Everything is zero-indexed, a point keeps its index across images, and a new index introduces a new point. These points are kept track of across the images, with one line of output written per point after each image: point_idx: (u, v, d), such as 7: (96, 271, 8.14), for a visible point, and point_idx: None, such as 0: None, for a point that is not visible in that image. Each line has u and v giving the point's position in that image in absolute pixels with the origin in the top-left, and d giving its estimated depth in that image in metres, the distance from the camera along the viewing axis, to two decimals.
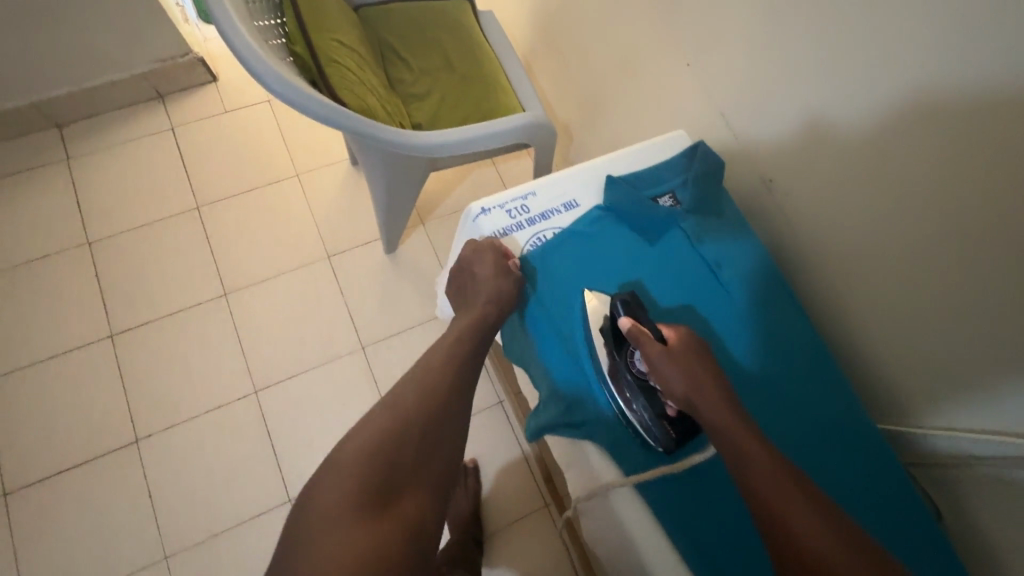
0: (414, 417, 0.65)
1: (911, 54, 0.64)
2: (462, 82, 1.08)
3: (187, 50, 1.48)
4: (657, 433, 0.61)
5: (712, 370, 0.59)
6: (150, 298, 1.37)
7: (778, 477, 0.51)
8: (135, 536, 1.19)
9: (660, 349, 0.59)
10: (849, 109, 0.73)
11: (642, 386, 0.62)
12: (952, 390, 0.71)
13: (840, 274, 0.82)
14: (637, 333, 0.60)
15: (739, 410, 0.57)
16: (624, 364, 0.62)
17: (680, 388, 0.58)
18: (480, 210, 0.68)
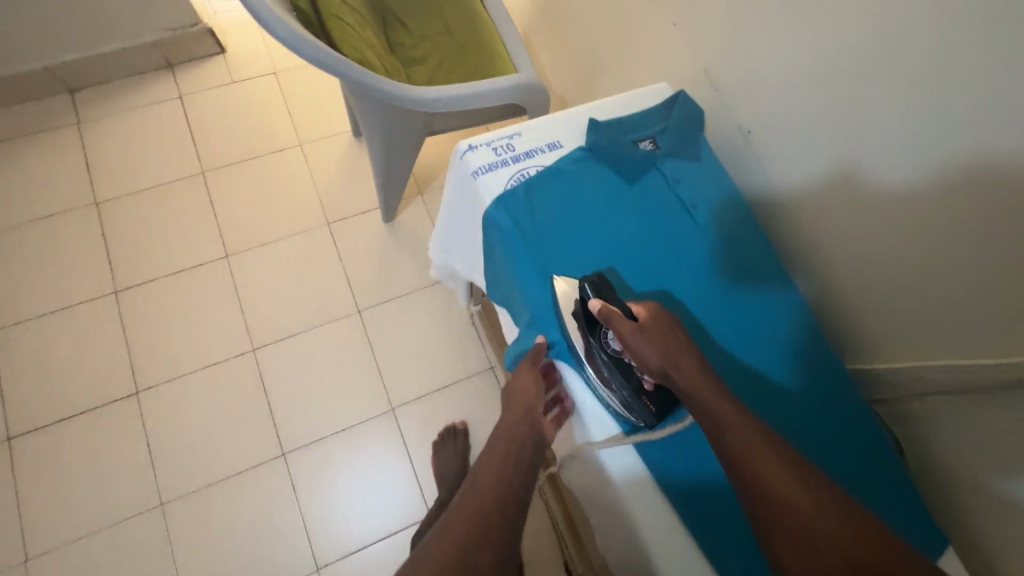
0: (471, 521, 0.56)
1: (949, 91, 0.62)
2: (462, 48, 1.12)
3: (197, 21, 1.53)
4: (638, 409, 0.61)
5: (684, 342, 0.60)
6: (153, 257, 1.41)
7: (750, 437, 0.52)
8: (132, 482, 1.23)
9: (632, 328, 0.59)
10: (892, 148, 0.69)
11: (618, 364, 0.62)
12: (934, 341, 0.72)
13: (815, 225, 0.83)
14: (608, 314, 0.60)
15: (712, 377, 0.58)
16: (599, 345, 0.62)
17: (656, 362, 0.58)
18: (467, 147, 0.72)
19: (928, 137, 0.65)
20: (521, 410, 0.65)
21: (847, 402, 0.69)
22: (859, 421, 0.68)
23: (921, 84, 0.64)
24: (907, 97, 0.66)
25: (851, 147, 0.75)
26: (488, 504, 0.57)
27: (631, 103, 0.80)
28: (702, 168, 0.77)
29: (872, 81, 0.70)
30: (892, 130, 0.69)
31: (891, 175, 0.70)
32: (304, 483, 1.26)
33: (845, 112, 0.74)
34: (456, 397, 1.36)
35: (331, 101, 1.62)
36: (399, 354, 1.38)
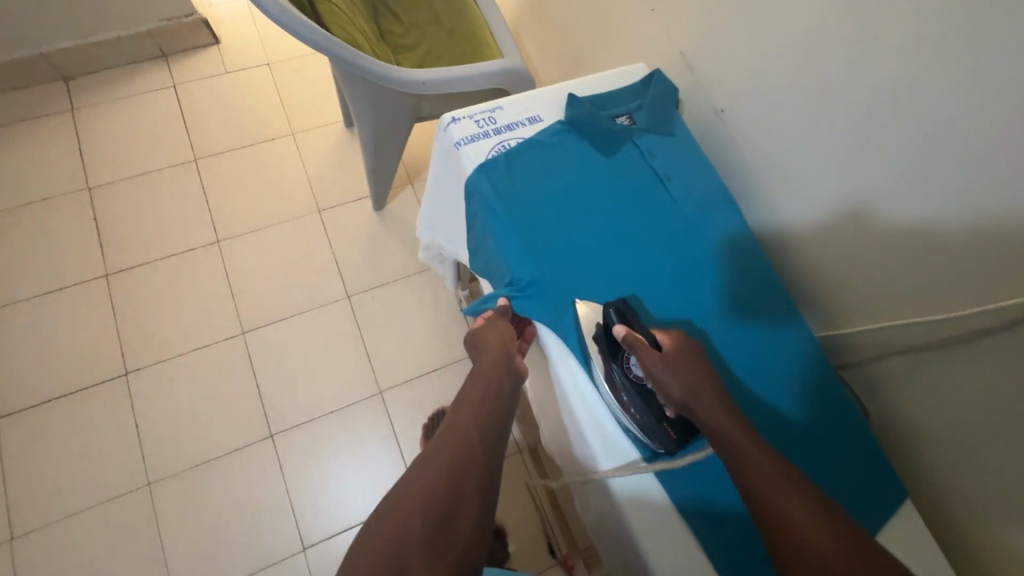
0: (449, 441, 0.61)
1: (925, 89, 0.62)
2: (450, 35, 1.15)
3: (191, 11, 1.55)
4: (659, 435, 0.63)
5: (705, 371, 0.63)
6: (144, 241, 1.43)
7: (764, 467, 0.54)
8: (119, 462, 1.24)
9: (656, 357, 0.62)
10: (879, 151, 0.69)
11: (638, 389, 0.64)
12: (895, 312, 0.73)
13: (783, 204, 0.84)
14: (632, 341, 0.62)
15: (733, 411, 0.60)
16: (620, 371, 0.64)
17: (677, 392, 0.61)
18: (451, 119, 0.75)
19: (912, 142, 0.65)
20: (492, 361, 0.68)
21: (841, 416, 0.70)
22: (851, 433, 0.69)
23: (906, 87, 0.64)
24: (889, 100, 0.66)
25: (832, 149, 0.75)
26: (469, 435, 0.62)
27: (609, 82, 0.83)
28: (676, 143, 0.80)
29: (852, 80, 0.70)
30: (873, 132, 0.69)
31: (873, 174, 0.71)
32: (292, 466, 1.27)
33: (821, 104, 0.75)
34: (444, 381, 1.38)
35: (323, 92, 1.65)
36: (387, 339, 1.40)
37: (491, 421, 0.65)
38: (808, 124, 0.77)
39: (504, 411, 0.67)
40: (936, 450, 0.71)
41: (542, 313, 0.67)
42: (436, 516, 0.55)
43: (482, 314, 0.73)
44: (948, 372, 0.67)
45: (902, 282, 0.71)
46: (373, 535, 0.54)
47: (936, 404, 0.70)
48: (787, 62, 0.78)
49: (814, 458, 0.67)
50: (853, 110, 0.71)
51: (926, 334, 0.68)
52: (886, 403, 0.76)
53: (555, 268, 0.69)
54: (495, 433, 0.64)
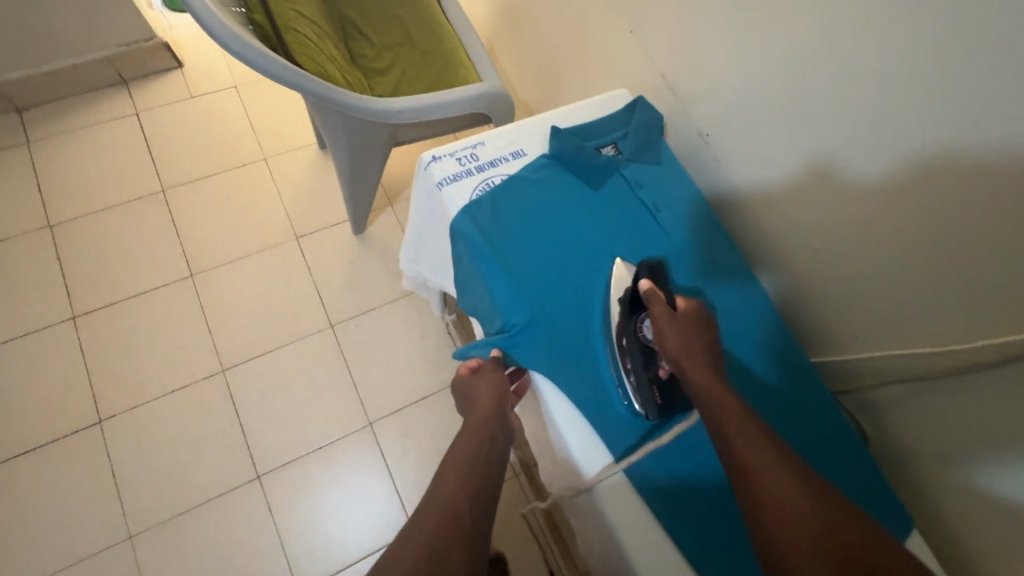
0: (440, 487, 0.58)
1: (907, 112, 0.61)
2: (423, 55, 1.11)
3: (151, 35, 1.49)
4: (645, 395, 0.62)
5: (709, 343, 0.61)
6: (113, 279, 1.37)
7: (744, 425, 0.53)
8: (97, 515, 1.18)
9: (667, 312, 0.61)
10: (875, 175, 0.67)
11: (643, 350, 0.63)
12: (891, 339, 0.72)
13: (775, 224, 0.83)
14: (650, 295, 0.62)
15: (730, 384, 0.58)
16: (631, 327, 0.63)
17: (675, 348, 0.59)
18: (431, 157, 0.72)
19: (914, 180, 0.63)
20: (486, 415, 0.65)
21: (812, 392, 0.71)
22: (828, 416, 0.69)
23: (905, 124, 0.62)
24: (890, 134, 0.64)
25: (827, 180, 0.73)
26: (459, 477, 0.59)
27: (592, 111, 0.81)
28: (663, 171, 0.78)
29: (845, 111, 0.68)
30: (871, 165, 0.67)
31: (861, 194, 0.70)
32: (281, 506, 1.23)
33: (813, 132, 0.73)
34: (435, 408, 1.34)
35: (294, 114, 1.59)
36: (375, 368, 1.36)
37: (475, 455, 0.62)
38: (801, 152, 0.75)
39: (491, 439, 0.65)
40: (937, 471, 0.70)
41: (525, 360, 0.65)
42: (428, 555, 0.51)
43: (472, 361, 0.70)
44: (951, 404, 0.67)
45: (901, 307, 0.70)
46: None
47: (940, 428, 0.69)
48: (775, 87, 0.76)
49: None
50: (849, 141, 0.69)
51: (926, 366, 0.68)
52: (885, 425, 0.76)
53: (545, 306, 0.66)
54: (486, 473, 0.61)
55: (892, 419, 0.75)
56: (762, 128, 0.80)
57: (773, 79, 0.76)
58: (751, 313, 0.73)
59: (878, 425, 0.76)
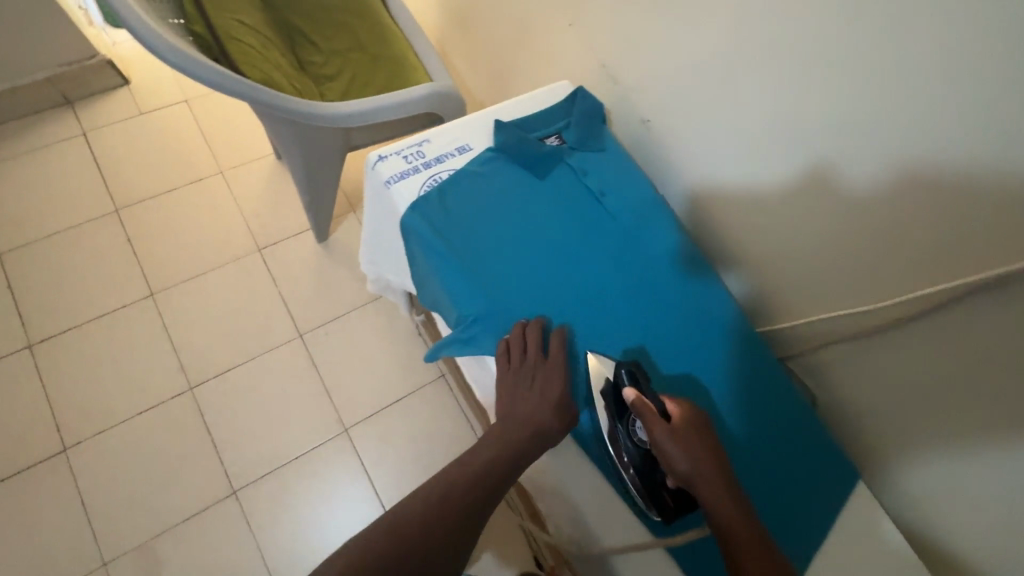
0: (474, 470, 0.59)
1: (859, 96, 0.63)
2: (372, 60, 1.12)
3: (94, 53, 1.46)
4: (655, 501, 0.61)
5: (712, 450, 0.58)
6: (70, 304, 1.34)
7: (758, 557, 0.52)
8: (69, 545, 1.15)
9: (663, 428, 0.58)
10: (845, 163, 0.68)
11: (642, 456, 0.61)
12: (830, 304, 0.77)
13: (720, 203, 0.87)
14: (641, 409, 0.58)
15: (738, 501, 0.56)
16: (625, 433, 0.61)
17: (681, 467, 0.57)
18: (377, 157, 0.73)
19: (904, 186, 0.62)
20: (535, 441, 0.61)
21: (752, 357, 0.74)
22: (764, 380, 0.73)
23: (894, 126, 0.61)
24: (864, 123, 0.64)
25: (810, 178, 0.73)
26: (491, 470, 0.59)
27: (535, 103, 0.83)
28: (609, 158, 0.80)
29: (824, 109, 0.67)
30: (869, 173, 0.66)
31: (849, 177, 0.68)
32: (262, 521, 1.22)
33: (804, 133, 0.71)
34: (411, 408, 1.35)
35: (248, 124, 1.58)
36: (347, 375, 1.36)
37: (489, 460, 0.60)
38: (784, 158, 0.75)
39: (522, 460, 0.60)
40: (887, 424, 0.75)
41: (480, 350, 0.67)
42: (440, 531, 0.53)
43: (546, 374, 0.64)
44: (899, 354, 0.70)
45: (845, 274, 0.74)
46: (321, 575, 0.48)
47: (885, 384, 0.73)
48: (715, 71, 0.79)
49: (773, 459, 0.69)
50: (847, 144, 0.67)
51: (858, 325, 0.73)
52: (832, 385, 0.80)
53: (500, 299, 0.68)
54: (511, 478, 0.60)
55: (840, 380, 0.79)
56: (731, 127, 0.80)
57: (713, 66, 0.78)
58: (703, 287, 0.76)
59: (834, 387, 0.80)
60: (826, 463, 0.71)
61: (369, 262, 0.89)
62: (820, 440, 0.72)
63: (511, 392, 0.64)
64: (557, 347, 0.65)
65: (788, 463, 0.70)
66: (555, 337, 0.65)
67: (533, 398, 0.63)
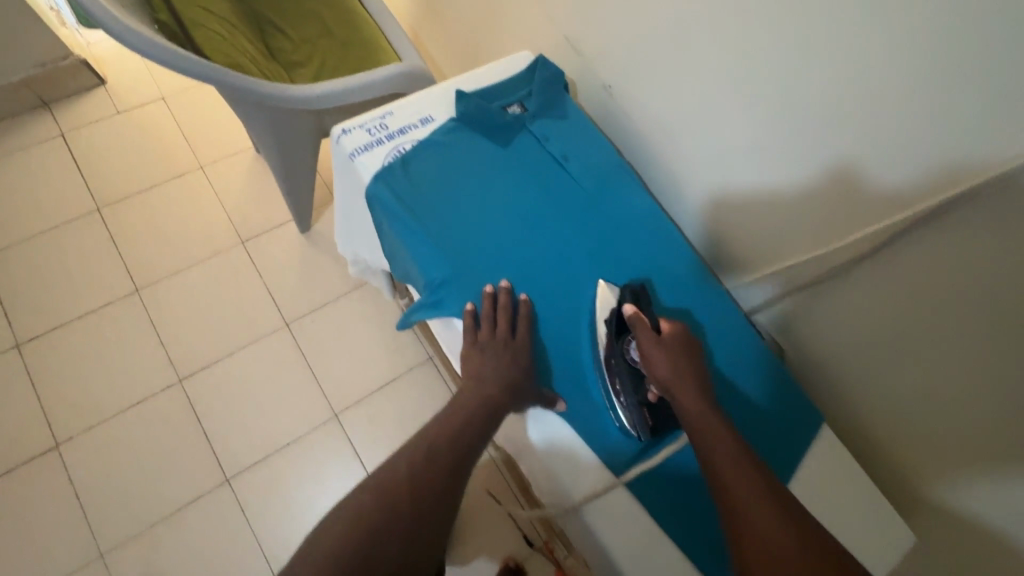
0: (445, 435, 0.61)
1: (903, 85, 0.58)
2: (342, 44, 1.13)
3: (68, 54, 1.46)
4: (636, 419, 0.63)
5: (697, 367, 0.62)
6: (56, 303, 1.35)
7: (729, 450, 0.53)
8: (66, 537, 1.17)
9: (651, 337, 0.62)
10: (881, 163, 0.63)
11: (631, 373, 0.64)
12: (791, 254, 0.80)
13: (683, 166, 0.89)
14: (635, 321, 0.63)
15: (715, 408, 0.58)
16: (619, 351, 0.65)
17: (661, 374, 0.60)
18: (341, 131, 0.74)
19: (901, 160, 0.61)
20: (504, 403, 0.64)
21: (715, 310, 0.76)
22: (727, 332, 0.75)
23: (889, 102, 0.59)
24: (900, 117, 0.59)
25: (800, 150, 0.71)
26: (463, 433, 0.62)
27: (497, 73, 0.83)
28: (571, 125, 0.81)
29: (861, 99, 0.62)
30: (905, 174, 0.62)
31: (880, 169, 0.64)
32: (256, 506, 1.24)
33: (840, 126, 0.66)
34: (400, 391, 1.37)
35: (226, 119, 1.58)
36: (334, 361, 1.37)
37: (461, 428, 0.62)
38: (780, 139, 0.73)
39: (493, 427, 0.63)
40: (853, 368, 0.77)
41: (447, 313, 0.69)
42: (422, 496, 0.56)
43: (513, 343, 0.66)
44: (860, 296, 0.72)
45: (821, 232, 0.75)
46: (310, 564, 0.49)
47: (849, 329, 0.76)
48: (673, 34, 0.79)
49: (741, 403, 0.71)
50: (868, 136, 0.63)
51: (816, 269, 0.76)
52: (797, 331, 0.84)
53: (466, 265, 0.69)
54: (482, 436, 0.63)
55: (808, 329, 0.82)
56: (718, 105, 0.78)
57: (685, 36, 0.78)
58: (672, 250, 0.78)
59: (804, 336, 0.83)
60: (796, 414, 0.73)
61: (343, 235, 0.89)
62: (787, 392, 0.74)
63: (479, 361, 0.66)
64: (523, 330, 0.67)
65: (758, 408, 0.72)
66: (521, 318, 0.68)
67: (501, 364, 0.65)
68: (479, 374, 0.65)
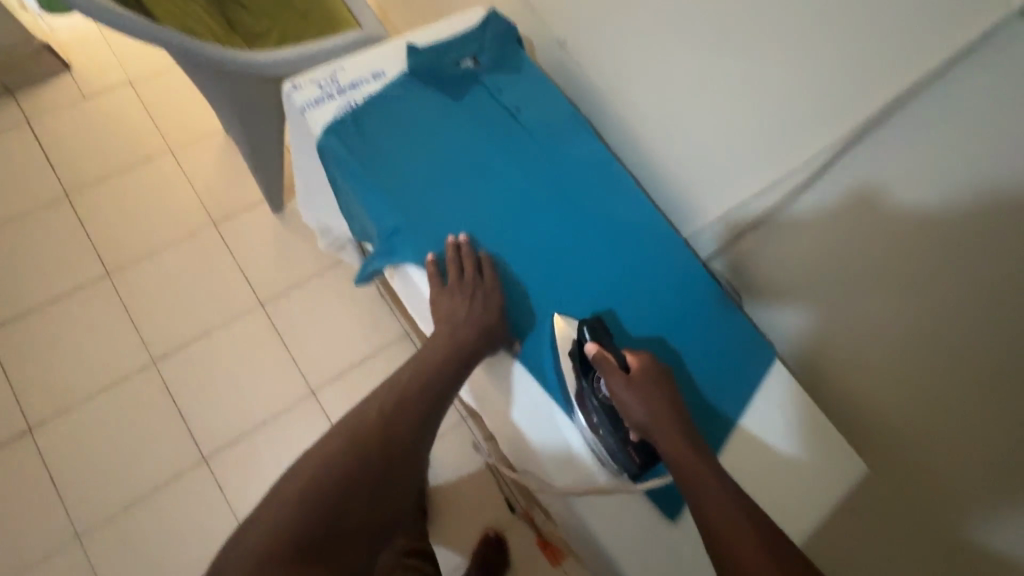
0: (414, 392, 0.62)
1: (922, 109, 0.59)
2: (302, 16, 1.12)
3: (29, 39, 1.44)
4: (622, 458, 0.64)
5: (671, 402, 0.61)
6: (27, 288, 1.34)
7: (717, 491, 0.53)
8: (41, 520, 1.16)
9: (621, 379, 0.61)
10: (903, 184, 0.63)
11: (607, 411, 0.63)
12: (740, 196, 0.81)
13: (639, 118, 0.90)
14: (600, 361, 0.63)
15: (696, 445, 0.58)
16: (590, 389, 0.64)
17: (637, 416, 0.60)
18: (292, 86, 0.74)
19: (878, 130, 0.64)
20: (473, 342, 0.66)
21: (667, 251, 0.77)
22: (679, 272, 0.76)
23: (826, 20, 0.63)
24: (917, 140, 0.60)
25: (751, 85, 0.73)
26: (431, 382, 0.63)
27: (449, 28, 0.83)
28: (524, 78, 0.82)
29: (883, 123, 0.63)
30: (925, 196, 0.61)
31: (898, 191, 0.64)
32: (234, 484, 1.24)
33: (858, 152, 0.66)
34: (378, 367, 1.37)
35: (195, 102, 1.57)
36: (310, 339, 1.37)
37: (431, 377, 0.63)
38: (774, 122, 0.73)
39: (463, 367, 0.65)
40: (801, 302, 0.80)
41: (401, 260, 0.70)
42: (390, 445, 0.56)
43: (483, 284, 0.68)
44: (808, 225, 0.75)
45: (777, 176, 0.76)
46: (285, 501, 0.48)
47: (801, 258, 0.78)
48: None
49: (691, 339, 0.74)
50: (889, 159, 0.64)
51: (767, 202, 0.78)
52: (750, 271, 0.86)
53: (418, 215, 0.70)
54: (447, 387, 0.64)
55: (762, 266, 0.84)
56: (676, 51, 0.80)
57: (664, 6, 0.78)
58: (626, 197, 0.79)
59: (758, 274, 0.85)
60: (746, 348, 0.75)
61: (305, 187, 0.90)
62: (736, 327, 0.76)
63: (449, 301, 0.67)
64: (490, 272, 0.69)
65: (708, 343, 0.75)
66: (487, 262, 0.69)
67: (470, 304, 0.66)
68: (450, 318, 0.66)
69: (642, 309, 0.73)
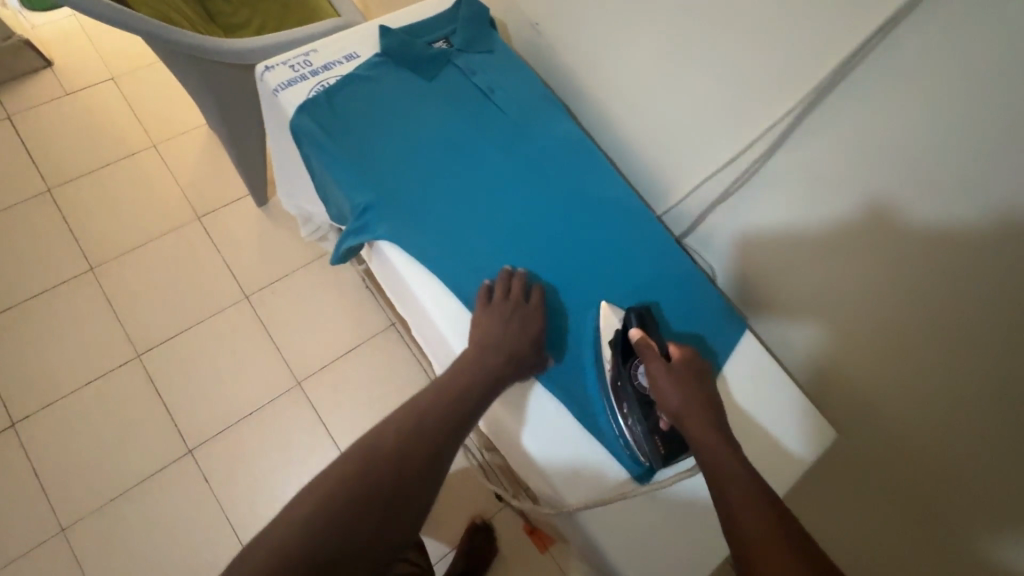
0: (433, 414, 0.59)
1: (926, 106, 0.56)
2: (281, 7, 1.13)
3: (9, 34, 1.44)
4: (648, 447, 0.64)
5: (704, 394, 0.63)
6: (8, 284, 1.33)
7: (745, 485, 0.52)
8: (24, 514, 1.16)
9: (661, 365, 0.63)
10: (917, 192, 0.60)
11: (640, 399, 0.65)
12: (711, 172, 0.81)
13: (613, 100, 0.91)
14: (643, 347, 0.64)
15: (726, 437, 0.58)
16: (627, 375, 0.65)
17: (672, 403, 0.61)
18: (265, 68, 0.76)
19: (878, 125, 0.61)
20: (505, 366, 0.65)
21: (641, 228, 0.78)
22: (652, 248, 0.77)
23: None
24: (922, 143, 0.58)
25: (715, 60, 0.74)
26: (457, 404, 0.61)
27: (422, 12, 0.85)
28: (496, 60, 0.82)
29: (892, 129, 0.60)
30: (937, 205, 0.59)
31: (906, 196, 0.62)
32: (220, 476, 1.24)
33: (865, 161, 0.64)
34: (364, 358, 1.38)
35: (178, 97, 1.57)
36: (296, 332, 1.37)
37: (453, 401, 0.61)
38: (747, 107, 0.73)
39: (492, 392, 0.64)
40: (772, 275, 0.82)
41: (373, 235, 0.70)
42: (405, 467, 0.53)
43: (526, 310, 0.68)
44: (787, 206, 0.75)
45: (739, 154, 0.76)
46: (290, 526, 0.45)
47: (772, 232, 0.79)
48: None
49: (664, 312, 0.75)
50: (903, 168, 0.61)
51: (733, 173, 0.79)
52: (727, 246, 0.87)
53: (389, 190, 0.71)
54: (471, 413, 0.61)
55: (736, 240, 0.85)
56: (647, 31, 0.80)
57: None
58: (598, 176, 0.79)
59: (733, 249, 0.87)
60: (718, 324, 0.76)
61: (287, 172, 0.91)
62: (708, 304, 0.77)
63: (489, 321, 0.66)
64: (536, 299, 0.69)
65: (681, 316, 0.76)
66: (535, 291, 0.70)
67: (510, 329, 0.66)
68: (486, 339, 0.66)
69: (616, 283, 0.74)
